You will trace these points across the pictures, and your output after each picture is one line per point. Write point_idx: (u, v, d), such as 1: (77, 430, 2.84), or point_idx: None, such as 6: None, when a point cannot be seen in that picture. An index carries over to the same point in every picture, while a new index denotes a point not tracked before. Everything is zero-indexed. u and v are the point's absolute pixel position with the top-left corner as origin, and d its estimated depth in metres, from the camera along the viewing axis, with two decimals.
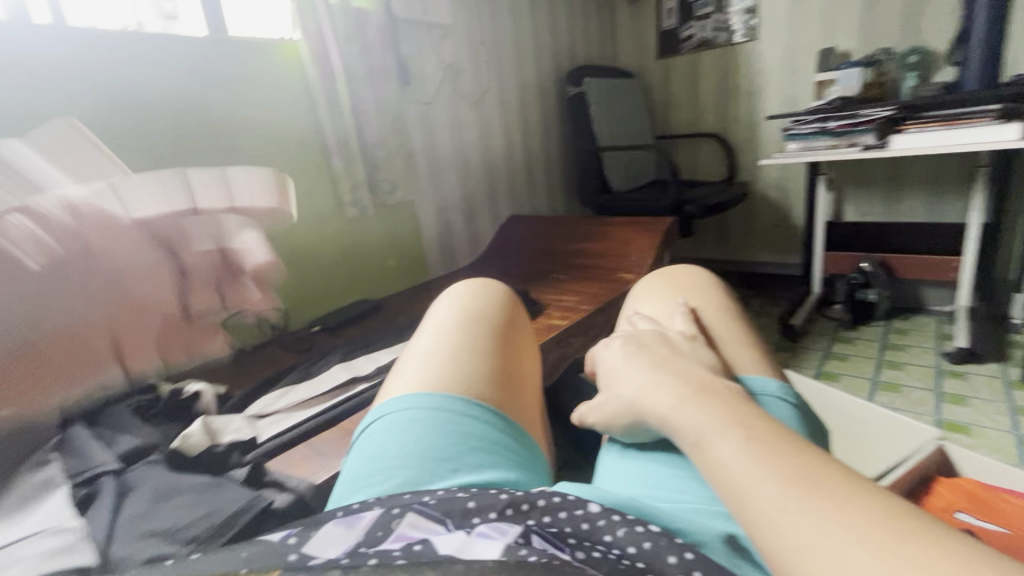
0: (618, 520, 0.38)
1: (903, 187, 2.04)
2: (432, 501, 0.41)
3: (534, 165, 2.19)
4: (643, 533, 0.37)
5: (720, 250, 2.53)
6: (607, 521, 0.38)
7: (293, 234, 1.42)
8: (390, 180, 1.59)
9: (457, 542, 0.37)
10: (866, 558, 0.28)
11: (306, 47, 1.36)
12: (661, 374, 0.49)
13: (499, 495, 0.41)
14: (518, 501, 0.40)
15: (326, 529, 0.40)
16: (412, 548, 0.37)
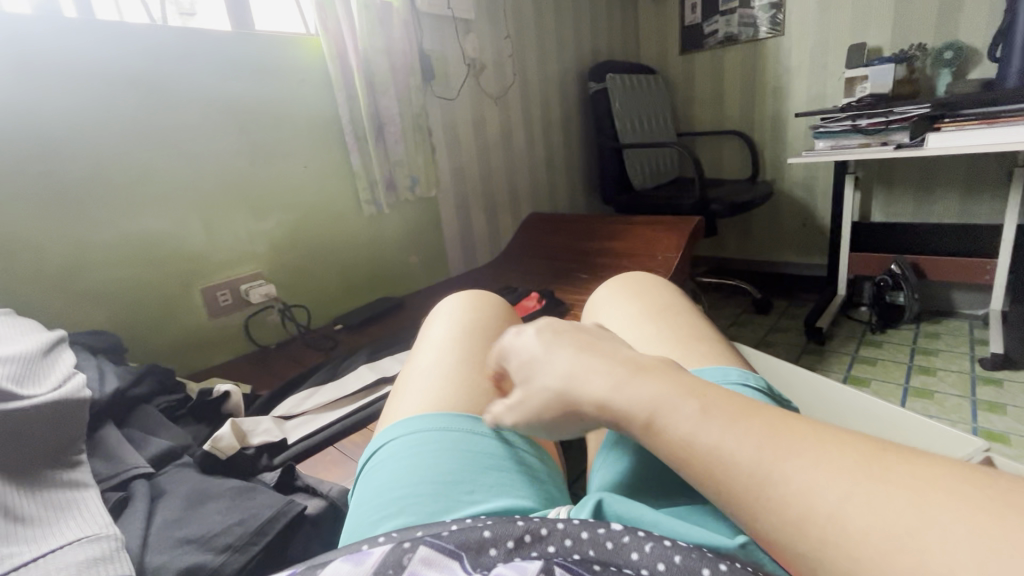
0: (645, 535, 0.35)
1: (934, 187, 1.98)
2: (451, 530, 0.38)
3: (555, 162, 2.16)
4: (672, 546, 0.33)
5: (742, 250, 2.48)
6: (632, 537, 0.35)
7: (313, 232, 1.41)
8: (411, 177, 1.57)
9: None
10: (876, 494, 0.28)
11: (329, 42, 1.34)
12: (590, 355, 0.44)
13: (514, 524, 0.37)
14: (536, 526, 0.37)
15: (332, 568, 0.37)
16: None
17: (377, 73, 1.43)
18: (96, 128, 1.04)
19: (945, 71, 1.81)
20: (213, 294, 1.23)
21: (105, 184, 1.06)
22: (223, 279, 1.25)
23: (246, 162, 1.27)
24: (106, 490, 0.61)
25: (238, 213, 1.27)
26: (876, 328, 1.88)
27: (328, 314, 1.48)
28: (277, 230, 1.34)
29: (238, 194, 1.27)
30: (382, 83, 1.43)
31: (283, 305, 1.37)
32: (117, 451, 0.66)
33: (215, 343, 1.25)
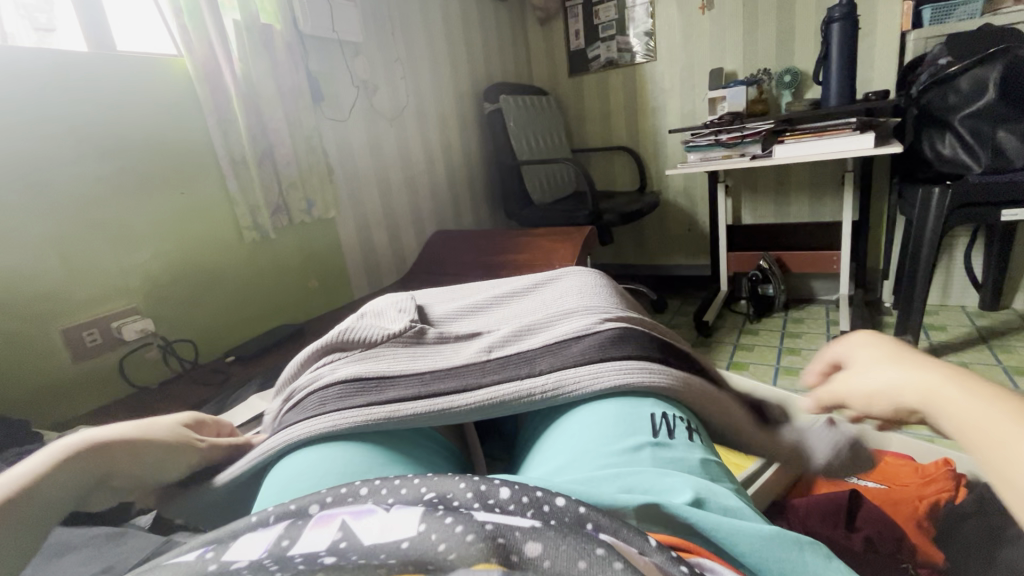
0: (529, 501, 0.35)
1: (789, 192, 2.29)
2: (347, 492, 0.37)
3: (456, 180, 2.21)
4: (552, 510, 0.34)
5: (638, 256, 2.68)
6: (517, 504, 0.35)
7: (190, 257, 1.33)
8: (308, 201, 1.55)
9: (377, 525, 0.34)
10: None
11: (202, 60, 1.31)
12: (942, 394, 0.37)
13: (421, 489, 0.37)
14: (437, 499, 0.36)
15: (244, 539, 0.35)
16: (338, 546, 0.33)
17: (260, 97, 1.40)
18: None
19: (786, 92, 2.11)
20: (77, 334, 1.13)
21: None
22: (89, 319, 1.15)
23: (115, 185, 1.19)
24: None
25: (103, 246, 1.17)
26: (754, 317, 2.10)
27: (220, 344, 1.40)
28: (153, 261, 1.26)
29: (104, 226, 1.17)
30: (267, 106, 1.41)
31: (165, 340, 1.27)
32: None
33: (84, 387, 1.15)
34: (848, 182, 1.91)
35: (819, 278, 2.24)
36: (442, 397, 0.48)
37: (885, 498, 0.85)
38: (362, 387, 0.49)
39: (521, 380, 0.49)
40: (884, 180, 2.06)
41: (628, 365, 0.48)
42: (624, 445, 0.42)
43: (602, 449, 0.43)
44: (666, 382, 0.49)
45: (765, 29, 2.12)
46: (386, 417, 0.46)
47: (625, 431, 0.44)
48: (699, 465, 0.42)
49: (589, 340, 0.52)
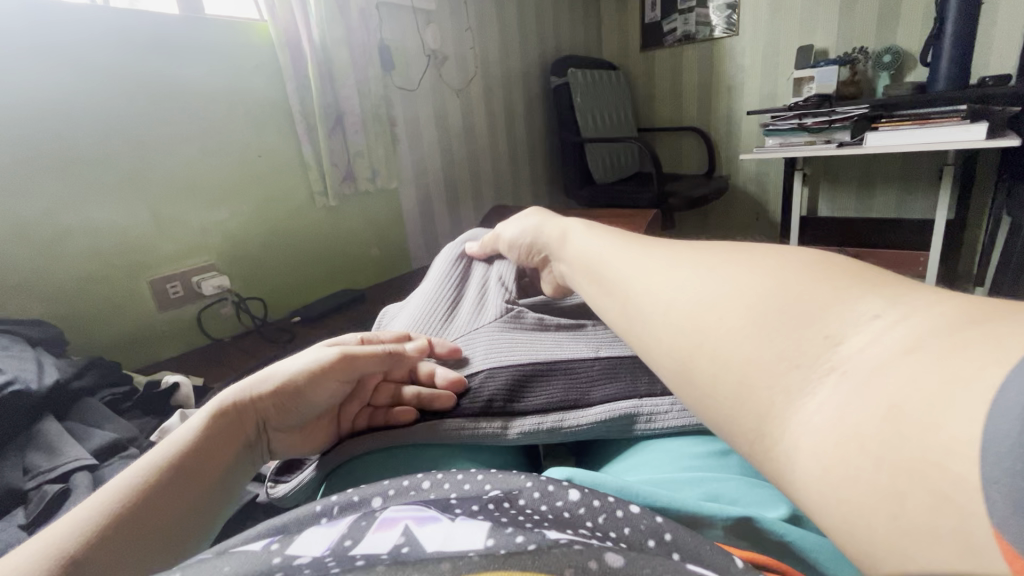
0: (600, 505, 0.35)
1: (874, 184, 2.11)
2: (415, 490, 0.39)
3: (517, 155, 2.17)
4: (623, 517, 0.34)
5: (698, 243, 2.58)
6: (587, 507, 0.35)
7: (263, 219, 1.39)
8: (372, 169, 1.56)
9: (442, 534, 0.32)
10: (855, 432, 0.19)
11: (289, 30, 1.34)
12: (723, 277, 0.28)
13: (483, 487, 0.38)
14: (501, 498, 0.37)
15: (307, 534, 0.34)
16: (400, 550, 0.31)
17: (334, 63, 1.41)
18: (24, 107, 0.99)
19: (884, 74, 1.92)
20: (162, 286, 1.20)
21: (41, 164, 1.01)
22: (173, 271, 1.22)
23: (198, 147, 1.24)
24: (43, 483, 0.60)
25: (186, 205, 1.23)
26: None
27: (286, 305, 1.46)
28: (231, 221, 1.32)
29: (189, 185, 1.23)
30: (339, 73, 1.42)
31: (238, 297, 1.34)
32: (55, 446, 0.65)
33: (166, 337, 1.23)
34: (946, 177, 1.74)
35: None
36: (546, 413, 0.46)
37: None
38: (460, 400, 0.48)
39: (625, 401, 0.45)
40: (989, 176, 1.86)
41: None
42: (708, 451, 0.41)
43: (684, 453, 0.41)
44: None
45: (866, 2, 1.93)
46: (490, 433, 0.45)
47: (708, 440, 0.43)
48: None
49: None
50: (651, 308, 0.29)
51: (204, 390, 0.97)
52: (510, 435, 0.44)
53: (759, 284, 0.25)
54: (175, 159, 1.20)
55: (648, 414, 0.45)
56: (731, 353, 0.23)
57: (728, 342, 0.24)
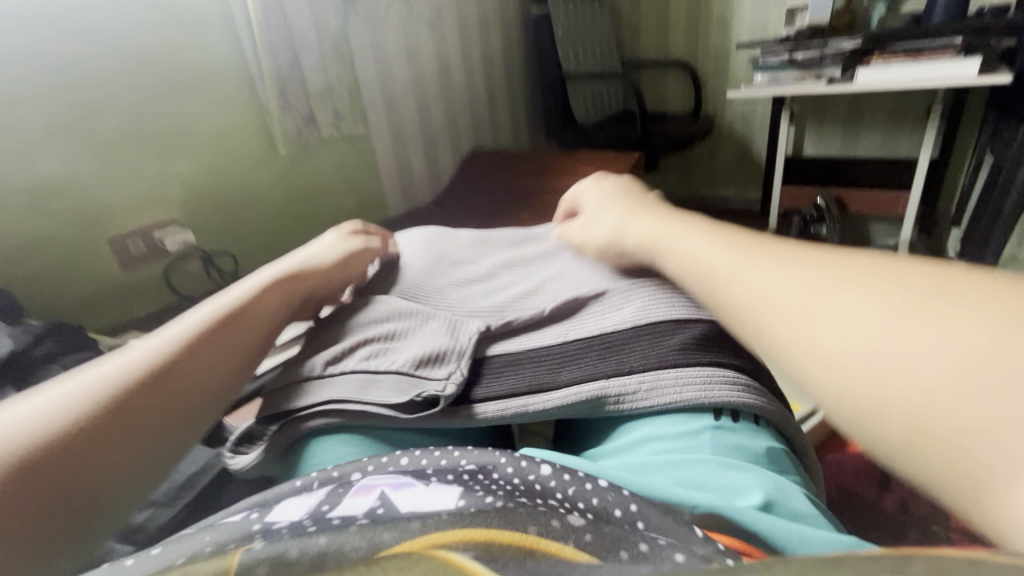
0: (570, 479, 0.35)
1: (861, 122, 2.06)
2: (390, 461, 0.39)
3: (496, 95, 2.07)
4: (593, 489, 0.34)
5: (683, 185, 2.54)
6: (558, 480, 0.35)
7: (226, 169, 1.31)
8: (335, 112, 1.46)
9: (416, 497, 0.33)
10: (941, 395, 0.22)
11: None
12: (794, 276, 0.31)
13: (463, 461, 0.38)
14: (477, 471, 0.37)
15: (285, 505, 0.34)
16: (376, 511, 0.31)
17: None
18: None
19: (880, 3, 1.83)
20: (122, 243, 1.14)
21: None
22: (132, 227, 1.16)
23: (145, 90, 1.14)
24: None
25: (139, 154, 1.15)
26: None
27: (258, 259, 1.41)
28: (191, 171, 1.24)
29: (140, 132, 1.15)
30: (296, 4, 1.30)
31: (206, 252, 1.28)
32: None
33: (133, 295, 1.19)
34: (933, 115, 1.70)
35: (879, 220, 2.08)
36: (511, 396, 0.47)
37: None
38: (413, 374, 0.49)
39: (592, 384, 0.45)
40: (976, 114, 1.83)
41: (717, 376, 0.43)
42: (686, 430, 0.41)
43: (663, 433, 0.42)
44: (770, 403, 0.43)
45: None
46: (431, 396, 0.46)
47: (687, 417, 0.42)
48: (766, 454, 0.40)
49: (668, 340, 0.46)
50: (797, 347, 0.27)
51: None
52: (476, 419, 0.47)
53: (881, 309, 0.25)
54: (121, 103, 1.11)
55: (616, 396, 0.44)
56: (910, 381, 0.22)
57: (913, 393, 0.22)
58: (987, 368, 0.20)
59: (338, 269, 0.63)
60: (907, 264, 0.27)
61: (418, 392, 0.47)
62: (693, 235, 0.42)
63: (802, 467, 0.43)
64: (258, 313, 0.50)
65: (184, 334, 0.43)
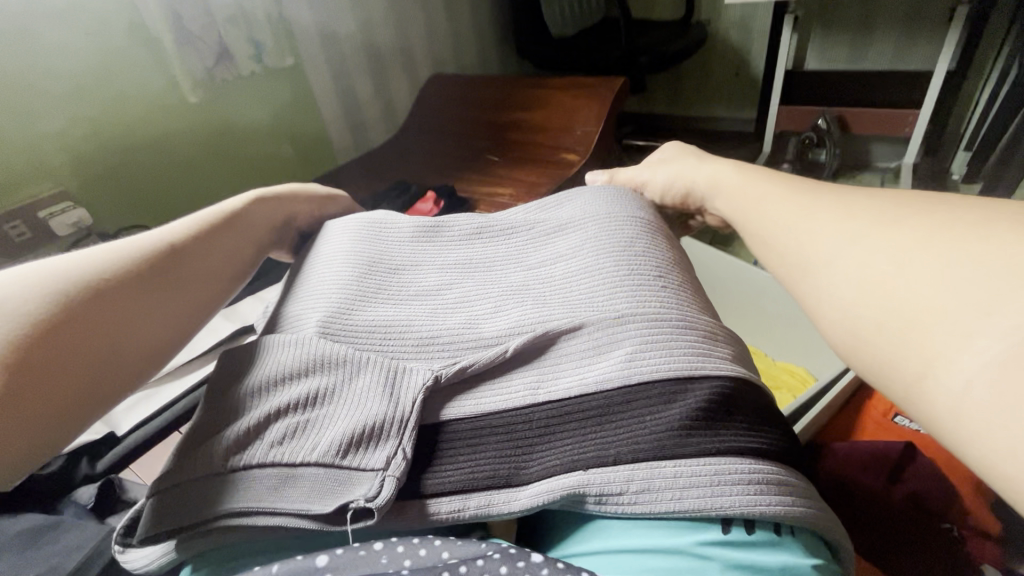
0: (564, 568, 0.36)
1: (873, 28, 1.82)
2: (366, 554, 0.39)
3: (455, 5, 1.75)
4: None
5: (670, 105, 2.29)
6: (552, 571, 0.36)
7: (126, 122, 1.07)
8: (254, 42, 1.21)
9: None
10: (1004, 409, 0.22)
11: None
12: (877, 254, 0.31)
13: (439, 552, 0.38)
14: (456, 565, 0.37)
15: None
16: None
17: None
18: None
19: None
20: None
21: None
22: (9, 208, 0.95)
23: None
24: None
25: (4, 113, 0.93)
26: None
27: None
28: (72, 129, 1.01)
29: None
30: None
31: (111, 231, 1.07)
32: None
33: None
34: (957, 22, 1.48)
35: (882, 142, 1.92)
36: (470, 491, 0.42)
37: (942, 453, 0.76)
38: (338, 467, 0.43)
39: (567, 480, 0.39)
40: (1004, 17, 1.61)
41: (711, 476, 0.37)
42: (686, 549, 0.36)
43: (656, 551, 0.36)
44: (793, 505, 0.37)
45: None
46: (360, 507, 0.40)
47: (684, 530, 0.37)
48: (784, 575, 0.34)
49: (665, 413, 0.41)
50: (896, 375, 0.27)
51: None
52: (429, 522, 0.41)
53: (949, 313, 0.25)
54: None
55: (598, 494, 0.38)
56: (974, 406, 0.23)
57: (910, 305, 0.27)
58: (997, 282, 0.25)
59: (269, 224, 0.62)
60: (979, 246, 0.26)
61: (347, 502, 0.40)
62: (784, 201, 0.42)
63: (830, 571, 0.37)
64: (204, 247, 0.53)
65: (133, 257, 0.47)
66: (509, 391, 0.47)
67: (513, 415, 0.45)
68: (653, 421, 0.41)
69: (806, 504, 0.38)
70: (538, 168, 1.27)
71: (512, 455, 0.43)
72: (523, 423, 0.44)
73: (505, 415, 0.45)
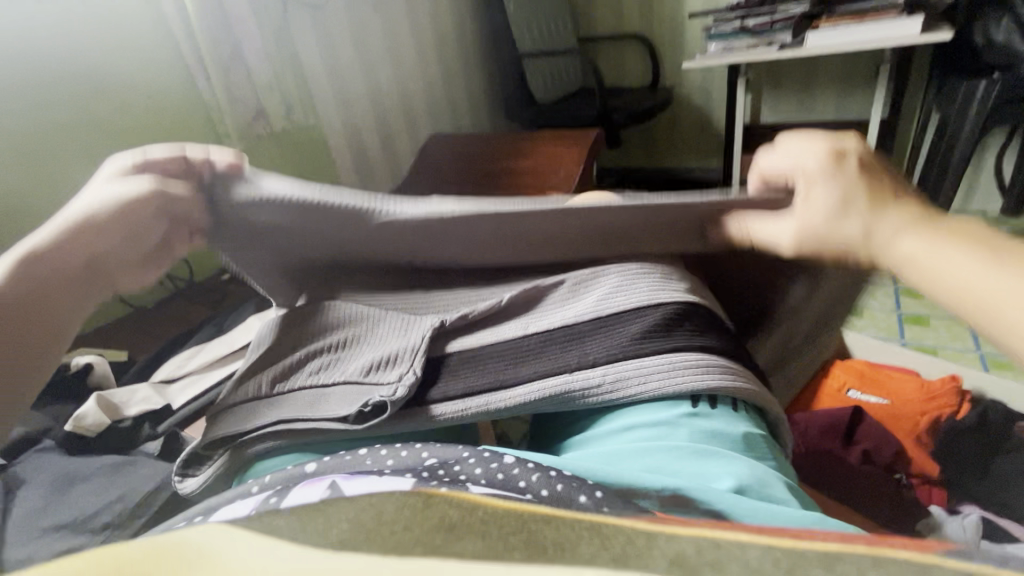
0: (534, 466, 0.34)
1: (814, 86, 2.10)
2: (351, 458, 0.37)
3: (452, 76, 2.02)
4: (556, 476, 0.33)
5: (646, 159, 2.54)
6: (522, 468, 0.34)
7: None
8: (283, 104, 1.43)
9: (366, 484, 0.33)
10: None
11: None
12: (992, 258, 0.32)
13: (421, 455, 0.37)
14: (436, 466, 0.35)
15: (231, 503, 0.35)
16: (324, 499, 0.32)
17: None
18: None
19: None
20: None
21: None
22: None
23: None
24: None
25: None
26: None
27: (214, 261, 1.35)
28: None
29: None
30: None
31: None
32: None
33: None
34: (881, 77, 1.74)
35: None
36: (472, 395, 0.45)
37: (889, 416, 0.88)
38: (362, 383, 0.46)
39: (555, 378, 0.44)
40: (922, 72, 1.88)
41: (676, 362, 0.43)
42: (658, 419, 0.41)
43: (632, 426, 0.42)
44: (737, 382, 0.43)
45: None
46: (378, 402, 0.43)
47: (655, 407, 0.42)
48: (741, 441, 0.41)
49: (635, 325, 0.47)
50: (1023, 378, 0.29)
51: (129, 366, 0.89)
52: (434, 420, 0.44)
53: None
54: None
55: (583, 389, 0.43)
56: None
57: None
58: None
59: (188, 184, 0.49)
60: None
61: (364, 402, 0.44)
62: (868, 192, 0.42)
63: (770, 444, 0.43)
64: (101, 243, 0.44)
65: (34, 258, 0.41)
66: (504, 326, 0.51)
67: (507, 342, 0.49)
68: (629, 331, 0.46)
69: (748, 382, 0.44)
70: None
71: (506, 367, 0.47)
72: (517, 347, 0.48)
73: (500, 342, 0.49)
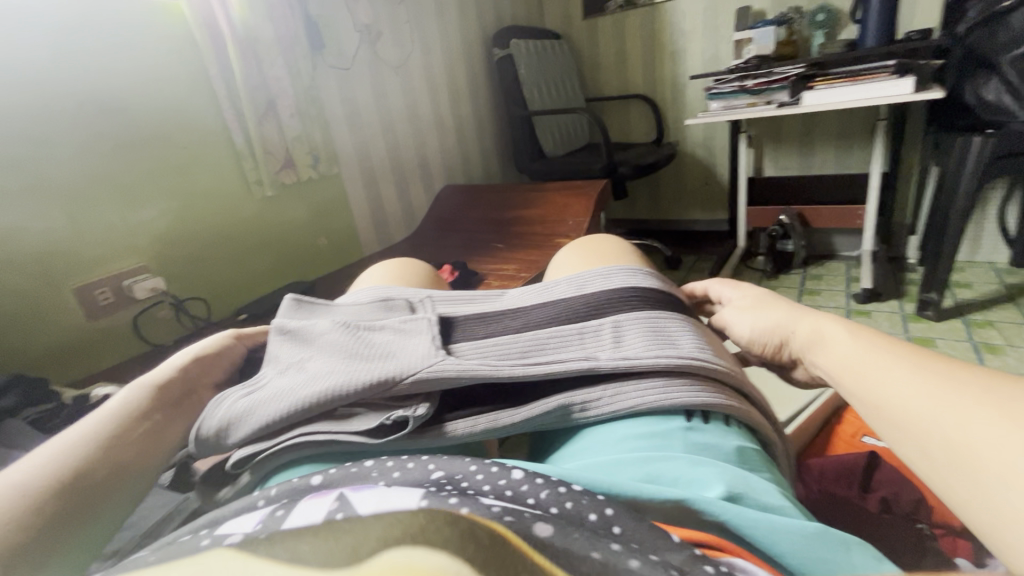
0: (542, 483, 0.35)
1: (813, 142, 2.17)
2: (358, 470, 0.37)
3: (465, 132, 2.13)
4: (565, 492, 0.34)
5: (652, 210, 2.61)
6: (531, 485, 0.35)
7: (197, 214, 1.31)
8: (311, 155, 1.50)
9: (374, 498, 0.33)
10: None
11: (202, 8, 1.24)
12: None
13: (429, 470, 0.37)
14: (445, 480, 0.36)
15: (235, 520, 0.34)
16: (334, 515, 0.31)
17: (256, 42, 1.32)
18: None
19: (818, 32, 1.96)
20: (89, 293, 1.13)
21: None
22: (98, 277, 1.14)
23: (108, 142, 1.14)
24: None
25: (106, 204, 1.15)
26: (771, 274, 2.06)
27: (230, 302, 1.40)
28: (159, 220, 1.24)
29: (107, 180, 1.15)
30: (265, 51, 1.34)
31: (176, 298, 1.27)
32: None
33: (101, 346, 1.16)
34: (878, 133, 1.80)
35: (841, 233, 2.17)
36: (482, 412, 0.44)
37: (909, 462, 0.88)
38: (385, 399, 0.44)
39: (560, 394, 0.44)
40: (918, 129, 1.94)
41: (674, 379, 0.43)
42: (654, 431, 0.41)
43: (628, 439, 0.42)
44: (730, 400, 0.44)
45: None
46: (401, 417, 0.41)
47: (653, 420, 0.42)
48: (736, 452, 0.41)
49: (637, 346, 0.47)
50: None
51: None
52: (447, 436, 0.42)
53: None
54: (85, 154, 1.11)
55: (581, 403, 0.44)
56: None
57: None
58: None
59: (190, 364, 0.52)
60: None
61: (388, 414, 0.42)
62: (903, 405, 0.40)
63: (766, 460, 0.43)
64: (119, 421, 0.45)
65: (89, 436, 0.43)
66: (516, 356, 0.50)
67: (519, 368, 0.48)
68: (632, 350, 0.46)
69: (739, 401, 0.45)
70: (536, 250, 1.49)
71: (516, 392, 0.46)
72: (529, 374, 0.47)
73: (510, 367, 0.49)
